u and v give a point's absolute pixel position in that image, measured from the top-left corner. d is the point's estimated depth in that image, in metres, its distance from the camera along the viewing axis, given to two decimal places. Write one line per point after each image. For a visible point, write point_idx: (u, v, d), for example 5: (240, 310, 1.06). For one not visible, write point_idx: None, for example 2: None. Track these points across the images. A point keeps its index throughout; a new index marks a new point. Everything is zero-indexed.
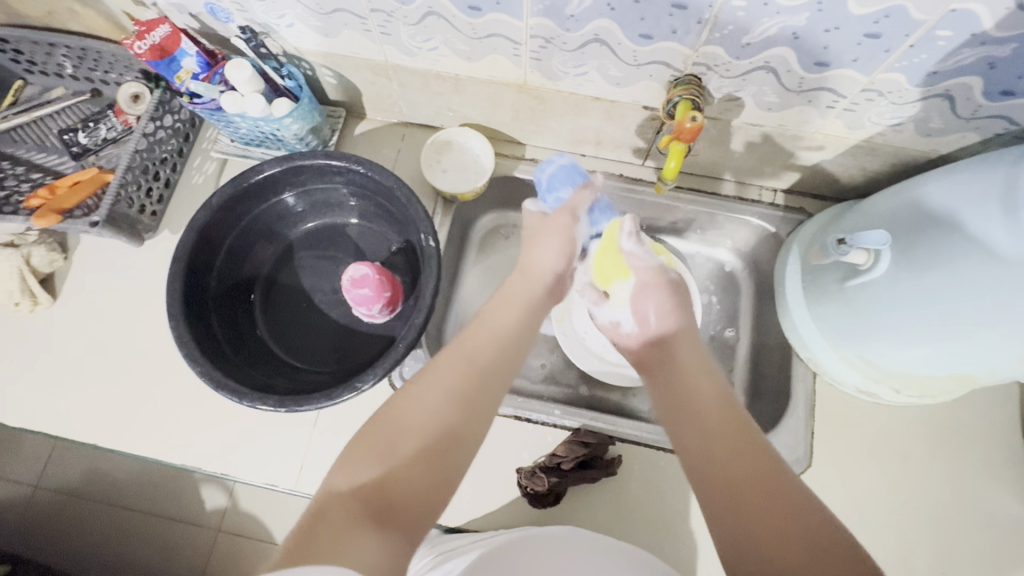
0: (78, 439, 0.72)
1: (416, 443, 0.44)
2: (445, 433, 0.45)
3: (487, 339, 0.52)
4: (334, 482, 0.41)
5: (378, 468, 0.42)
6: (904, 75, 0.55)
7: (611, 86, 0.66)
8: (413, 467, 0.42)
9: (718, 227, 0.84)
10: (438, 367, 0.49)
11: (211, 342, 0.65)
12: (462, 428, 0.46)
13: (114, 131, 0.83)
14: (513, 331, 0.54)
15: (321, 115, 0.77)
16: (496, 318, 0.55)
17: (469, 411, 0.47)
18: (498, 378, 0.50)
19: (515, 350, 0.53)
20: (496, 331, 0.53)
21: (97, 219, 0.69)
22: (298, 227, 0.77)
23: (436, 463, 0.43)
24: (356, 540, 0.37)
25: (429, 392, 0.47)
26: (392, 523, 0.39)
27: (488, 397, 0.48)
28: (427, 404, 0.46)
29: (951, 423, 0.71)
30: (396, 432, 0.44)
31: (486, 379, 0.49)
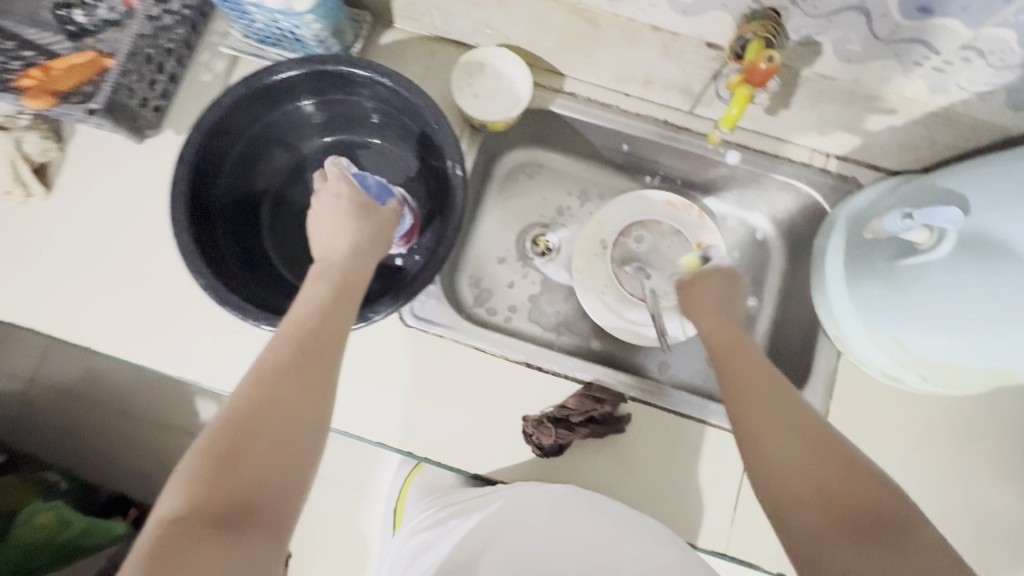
0: (72, 340, 0.69)
1: (232, 441, 0.41)
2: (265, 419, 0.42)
3: (302, 323, 0.48)
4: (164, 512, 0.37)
5: (194, 479, 0.39)
6: (1016, 33, 0.48)
7: (676, 15, 0.59)
8: (230, 468, 0.40)
9: (759, 190, 0.79)
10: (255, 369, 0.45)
11: (217, 256, 0.61)
12: (276, 413, 0.43)
13: (114, 12, 0.74)
14: (318, 314, 0.49)
15: (344, 17, 0.69)
16: (300, 298, 0.50)
17: (287, 396, 0.44)
18: (316, 361, 0.46)
19: (333, 311, 0.50)
20: (301, 313, 0.49)
21: (95, 107, 0.63)
22: (313, 142, 0.72)
23: (270, 452, 0.41)
24: (199, 546, 0.36)
25: (255, 384, 0.44)
26: (234, 514, 0.38)
27: (306, 385, 0.45)
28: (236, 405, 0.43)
29: (970, 417, 0.70)
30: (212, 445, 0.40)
31: (295, 368, 0.45)
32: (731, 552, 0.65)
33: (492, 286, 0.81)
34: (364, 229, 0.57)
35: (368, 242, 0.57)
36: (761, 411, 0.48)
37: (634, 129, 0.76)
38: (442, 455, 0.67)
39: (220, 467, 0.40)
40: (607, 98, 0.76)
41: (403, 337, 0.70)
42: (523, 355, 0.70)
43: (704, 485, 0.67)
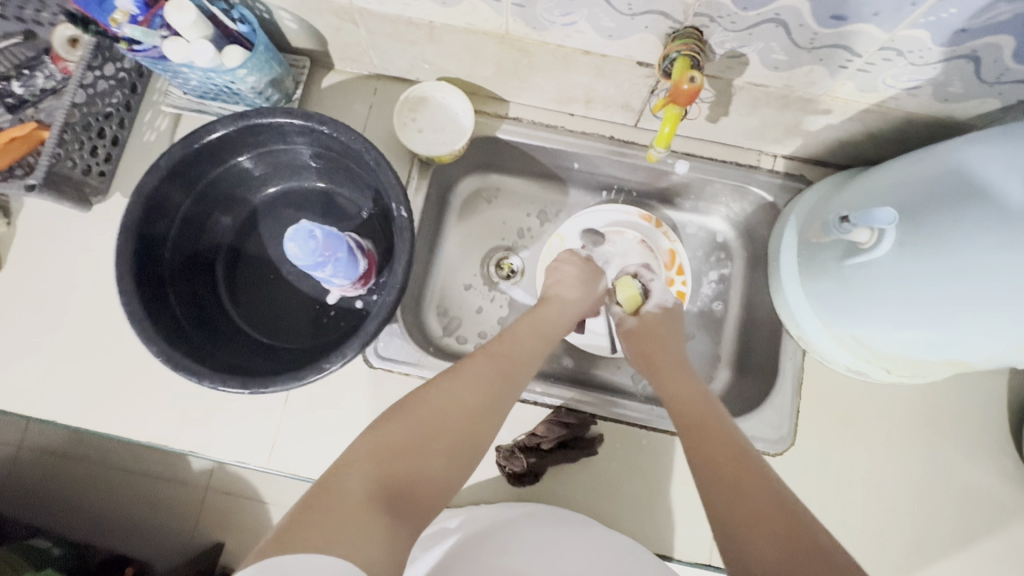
0: (36, 417, 0.68)
1: (395, 418, 0.47)
2: (465, 422, 0.49)
3: (513, 346, 0.59)
4: (358, 445, 0.45)
5: (411, 432, 0.46)
6: (929, 32, 0.49)
7: (603, 39, 0.59)
8: (445, 438, 0.47)
9: (712, 195, 0.79)
10: (466, 369, 0.54)
11: (170, 320, 0.61)
12: (477, 420, 0.50)
13: (52, 80, 0.75)
14: (530, 347, 0.61)
15: (281, 66, 0.69)
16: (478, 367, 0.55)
17: (489, 403, 0.52)
18: (517, 379, 0.56)
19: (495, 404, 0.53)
20: (519, 339, 0.61)
21: (33, 182, 0.62)
22: (262, 192, 0.72)
23: (460, 453, 0.48)
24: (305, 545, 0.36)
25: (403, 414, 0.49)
26: (402, 499, 0.42)
27: (504, 402, 0.54)
28: (453, 395, 0.50)
29: (940, 402, 0.70)
30: (420, 414, 0.48)
31: (508, 386, 0.55)
32: (715, 562, 0.65)
33: (460, 313, 0.81)
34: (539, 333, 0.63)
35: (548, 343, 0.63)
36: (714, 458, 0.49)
37: (584, 148, 0.76)
38: None
39: (437, 436, 0.47)
40: (553, 120, 0.77)
41: (369, 378, 0.70)
42: None
43: (682, 497, 0.67)
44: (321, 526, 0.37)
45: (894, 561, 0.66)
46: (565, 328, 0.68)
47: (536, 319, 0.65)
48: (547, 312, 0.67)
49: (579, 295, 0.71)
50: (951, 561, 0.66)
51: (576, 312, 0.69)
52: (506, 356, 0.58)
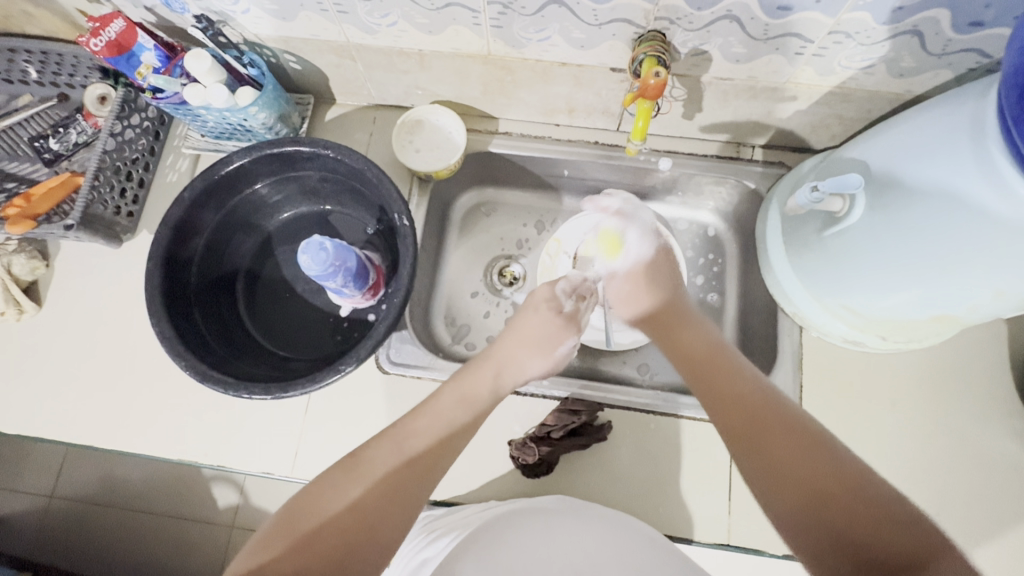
0: (77, 444, 0.72)
1: (283, 523, 0.46)
2: (354, 525, 0.46)
3: (422, 432, 0.53)
4: (244, 553, 0.45)
5: (292, 542, 0.45)
6: (870, 12, 0.53)
7: (576, 50, 0.65)
8: (326, 545, 0.45)
9: (698, 189, 0.83)
10: (366, 459, 0.50)
11: (197, 337, 0.65)
12: (369, 521, 0.47)
13: (84, 135, 0.82)
14: (444, 431, 0.54)
15: (287, 103, 0.76)
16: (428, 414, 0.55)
17: (383, 504, 0.48)
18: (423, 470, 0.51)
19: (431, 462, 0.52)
20: (431, 423, 0.54)
21: (71, 223, 0.69)
22: (276, 218, 0.77)
23: (348, 556, 0.45)
24: None
25: (334, 486, 0.48)
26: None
27: (410, 491, 0.49)
28: (343, 493, 0.48)
29: (942, 368, 0.71)
30: (304, 518, 0.46)
31: (410, 480, 0.50)
32: (735, 542, 0.65)
33: (468, 320, 0.85)
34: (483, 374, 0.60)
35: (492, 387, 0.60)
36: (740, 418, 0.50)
37: (572, 154, 0.81)
38: (438, 493, 0.69)
39: (321, 543, 0.45)
40: (540, 131, 0.82)
41: (384, 384, 0.73)
42: None
43: (694, 480, 0.68)
44: None
45: None
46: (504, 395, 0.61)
47: (458, 395, 0.57)
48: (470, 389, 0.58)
49: (526, 358, 0.64)
50: (974, 526, 0.66)
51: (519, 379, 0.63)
52: (412, 445, 0.52)
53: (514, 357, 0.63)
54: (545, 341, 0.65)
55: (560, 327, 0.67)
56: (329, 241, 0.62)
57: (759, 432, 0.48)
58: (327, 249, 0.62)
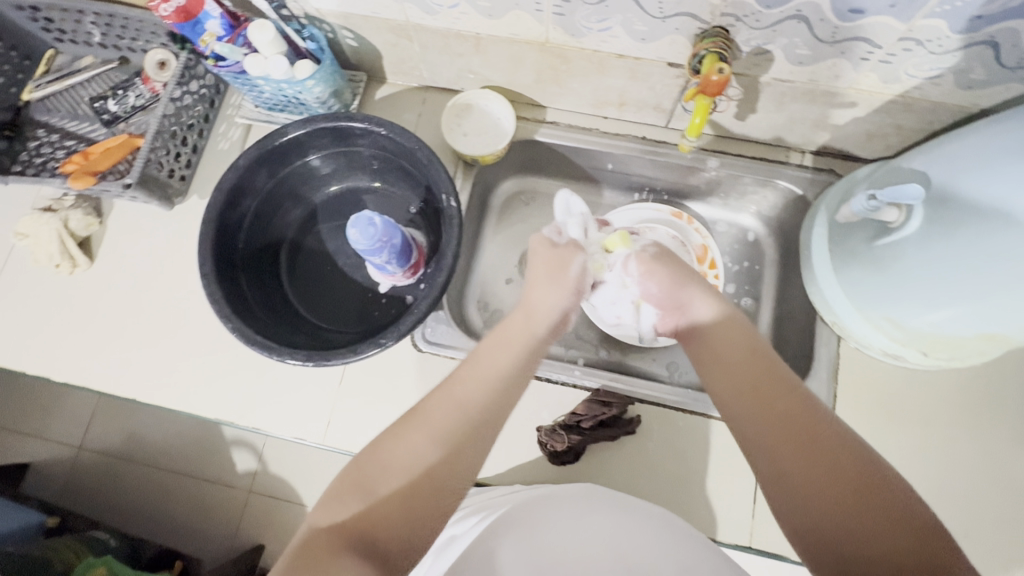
0: (119, 396, 0.75)
1: (352, 480, 0.47)
2: (427, 477, 0.47)
3: (478, 385, 0.52)
4: (317, 509, 0.46)
5: (367, 497, 0.46)
6: (946, 21, 0.52)
7: (636, 42, 0.64)
8: (401, 493, 0.46)
9: (742, 191, 0.82)
10: (425, 413, 0.50)
11: (242, 301, 0.67)
12: (445, 471, 0.47)
13: (142, 98, 0.84)
14: (496, 379, 0.53)
15: (341, 79, 0.77)
16: (476, 364, 0.54)
17: (455, 454, 0.48)
18: (486, 420, 0.51)
19: (494, 406, 0.52)
20: (480, 377, 0.53)
21: (130, 181, 0.71)
22: (322, 191, 0.79)
23: (425, 501, 0.46)
24: (327, 569, 0.41)
25: (403, 438, 0.49)
26: (364, 556, 0.43)
27: (475, 445, 0.49)
28: (411, 447, 0.48)
29: (983, 389, 0.70)
30: (375, 470, 0.47)
31: (474, 430, 0.50)
32: (756, 545, 0.66)
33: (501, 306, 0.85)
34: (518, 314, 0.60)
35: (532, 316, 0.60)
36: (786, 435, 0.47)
37: (617, 148, 0.81)
38: None
39: (398, 493, 0.46)
40: (587, 123, 0.82)
41: (417, 362, 0.74)
42: None
43: (720, 480, 0.68)
44: None
45: None
46: (544, 339, 0.59)
47: (498, 343, 0.57)
48: (518, 330, 0.58)
49: (546, 291, 0.61)
50: (1003, 550, 0.65)
51: (553, 309, 0.61)
52: (466, 397, 0.51)
53: (534, 295, 0.61)
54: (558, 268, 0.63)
55: (554, 257, 0.63)
56: (379, 216, 0.63)
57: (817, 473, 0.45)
58: (377, 225, 0.63)
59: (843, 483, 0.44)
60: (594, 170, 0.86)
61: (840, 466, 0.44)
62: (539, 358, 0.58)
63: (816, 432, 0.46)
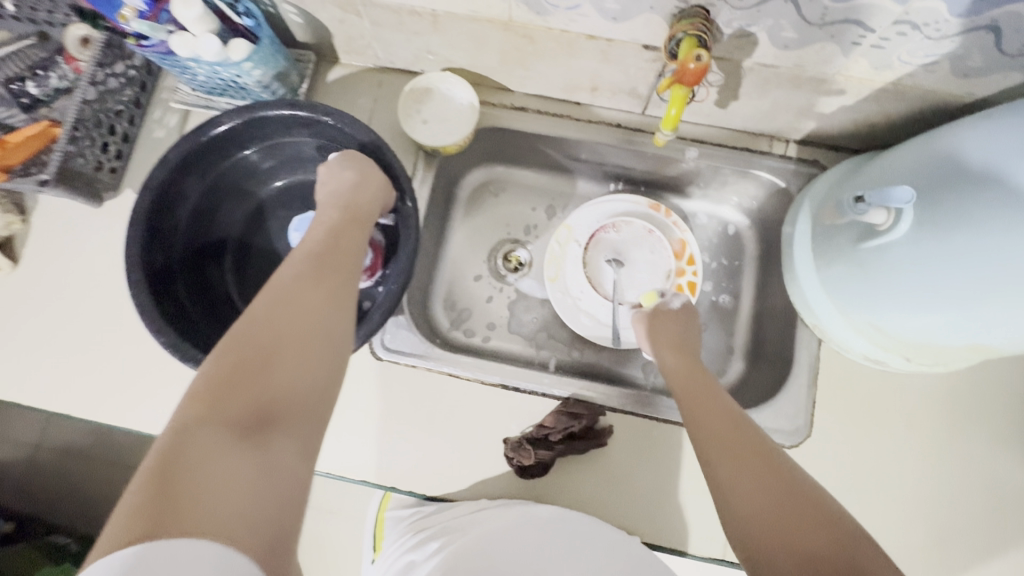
0: (51, 411, 0.69)
1: (213, 372, 0.39)
2: (301, 343, 0.43)
3: (315, 253, 0.50)
4: (179, 411, 0.37)
5: (240, 382, 0.39)
6: (946, 2, 0.47)
7: (607, 22, 0.58)
8: (283, 366, 0.41)
9: (723, 183, 0.78)
10: (279, 290, 0.45)
11: (178, 312, 0.61)
12: (316, 331, 0.44)
13: (65, 80, 0.76)
14: (334, 244, 0.52)
15: (286, 60, 0.70)
16: (312, 242, 0.52)
17: (319, 312, 0.46)
18: (327, 273, 0.49)
19: (346, 266, 0.51)
20: (323, 247, 0.51)
21: (46, 178, 0.65)
22: (268, 186, 0.72)
23: (308, 364, 0.43)
24: (222, 460, 0.35)
25: (263, 315, 0.43)
26: (268, 438, 0.38)
27: (337, 300, 0.47)
28: (271, 320, 0.43)
29: (963, 392, 0.68)
30: (240, 353, 0.41)
31: (333, 289, 0.48)
32: (730, 557, 0.63)
33: (469, 304, 0.80)
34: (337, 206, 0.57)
35: (356, 205, 0.57)
36: (741, 450, 0.50)
37: (590, 137, 0.75)
38: (426, 486, 0.66)
39: (273, 367, 0.41)
40: (559, 109, 0.76)
41: (377, 371, 0.69)
42: (497, 378, 0.68)
43: (693, 491, 0.65)
44: (184, 498, 0.32)
45: (917, 554, 0.64)
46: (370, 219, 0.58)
47: (335, 221, 0.55)
48: (329, 222, 0.55)
49: (342, 182, 0.58)
50: (977, 557, 0.64)
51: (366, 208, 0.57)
52: (313, 264, 0.49)
53: (337, 190, 0.58)
54: (358, 174, 0.59)
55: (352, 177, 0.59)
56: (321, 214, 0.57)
57: (757, 482, 0.46)
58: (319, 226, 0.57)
59: (785, 506, 0.44)
60: (566, 159, 0.80)
61: (782, 491, 0.45)
62: (367, 225, 0.57)
63: (767, 457, 0.49)
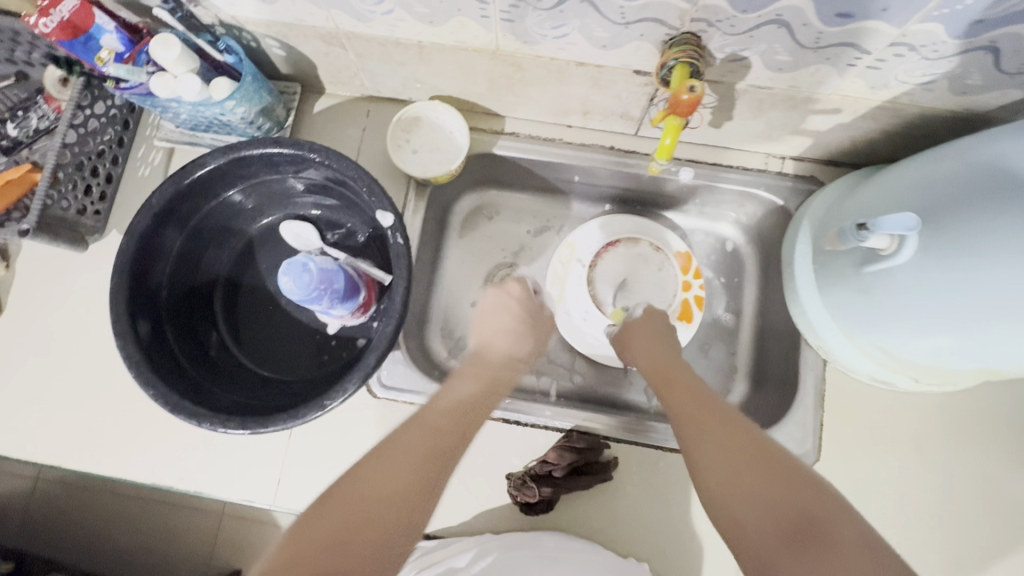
0: (41, 463, 0.67)
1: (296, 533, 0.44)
2: (371, 523, 0.45)
3: (435, 420, 0.54)
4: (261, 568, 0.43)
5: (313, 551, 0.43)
6: (943, 24, 0.46)
7: (597, 49, 0.57)
8: (351, 540, 0.44)
9: (720, 201, 0.76)
10: (379, 460, 0.50)
11: (169, 361, 0.60)
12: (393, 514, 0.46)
13: (46, 120, 0.73)
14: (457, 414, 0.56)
15: (270, 94, 0.68)
16: (441, 399, 0.57)
17: (406, 496, 0.47)
18: (441, 455, 0.51)
19: (459, 434, 0.54)
20: (442, 414, 0.55)
21: (26, 227, 0.62)
22: (256, 222, 0.70)
23: (376, 550, 0.44)
24: None
25: (355, 480, 0.48)
26: None
27: (430, 486, 0.49)
28: (359, 488, 0.47)
29: (972, 409, 0.67)
30: (318, 521, 0.45)
31: (427, 471, 0.50)
32: None
33: (467, 332, 0.79)
34: (470, 377, 0.61)
35: (520, 354, 0.68)
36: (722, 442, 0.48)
37: (584, 160, 0.74)
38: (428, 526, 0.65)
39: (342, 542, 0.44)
40: (550, 133, 0.74)
41: (374, 409, 0.68)
42: (498, 412, 0.67)
43: (702, 521, 0.64)
44: None
45: None
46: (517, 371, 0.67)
47: (474, 380, 0.61)
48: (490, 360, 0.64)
49: (495, 340, 0.67)
50: None
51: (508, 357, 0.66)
52: (426, 432, 0.53)
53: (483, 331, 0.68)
54: (506, 322, 0.69)
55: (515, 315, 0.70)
56: (313, 259, 0.56)
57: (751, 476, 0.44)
58: (311, 271, 0.55)
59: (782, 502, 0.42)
60: (560, 181, 0.79)
61: (772, 482, 0.44)
62: (503, 390, 0.63)
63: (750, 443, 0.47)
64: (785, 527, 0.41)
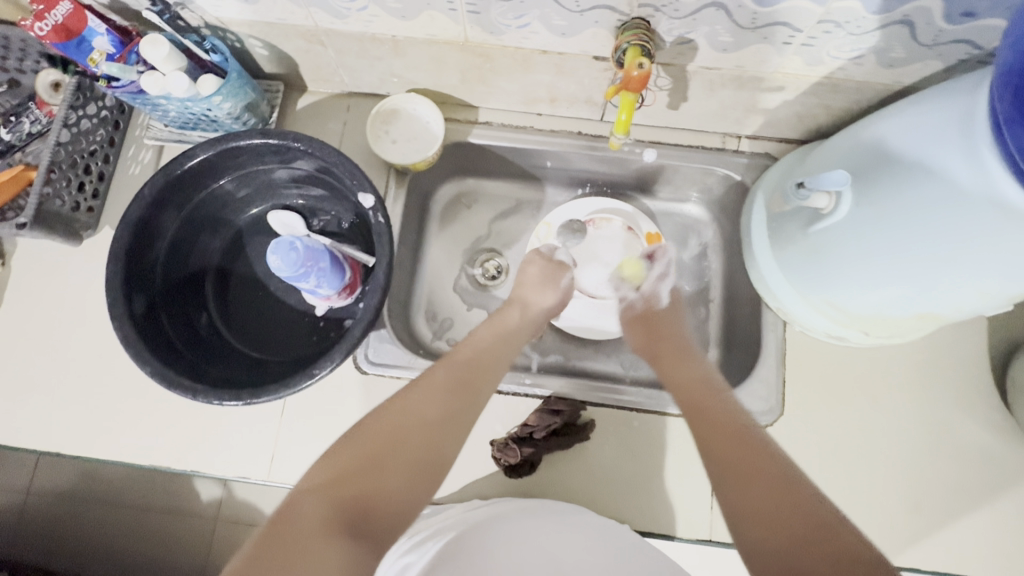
0: (40, 450, 0.70)
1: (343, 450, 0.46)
2: (418, 446, 0.48)
3: (469, 358, 0.57)
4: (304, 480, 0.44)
5: (358, 462, 0.45)
6: (861, 1, 0.51)
7: (557, 37, 0.62)
8: (396, 462, 0.46)
9: (683, 180, 0.81)
10: (415, 391, 0.52)
11: (164, 342, 0.63)
12: (435, 438, 0.49)
13: (38, 125, 0.77)
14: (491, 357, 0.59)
15: (255, 91, 0.72)
16: (473, 344, 0.60)
17: (444, 427, 0.50)
18: (465, 391, 0.54)
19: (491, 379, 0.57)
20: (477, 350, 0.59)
21: (24, 221, 0.65)
22: (245, 213, 0.74)
23: (419, 469, 0.47)
24: (320, 543, 0.39)
25: (393, 407, 0.50)
26: (361, 536, 0.41)
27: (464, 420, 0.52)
28: (402, 412, 0.49)
29: (924, 362, 0.71)
30: (363, 439, 0.47)
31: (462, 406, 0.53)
32: (716, 538, 0.66)
33: (450, 314, 0.83)
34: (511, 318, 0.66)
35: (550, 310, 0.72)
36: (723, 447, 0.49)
37: (555, 145, 0.78)
38: None
39: (388, 461, 0.46)
40: (521, 121, 0.79)
41: (362, 385, 0.71)
42: None
43: (677, 476, 0.68)
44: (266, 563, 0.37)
45: (893, 520, 0.67)
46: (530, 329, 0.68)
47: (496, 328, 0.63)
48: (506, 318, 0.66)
49: (538, 293, 0.71)
50: (950, 517, 0.67)
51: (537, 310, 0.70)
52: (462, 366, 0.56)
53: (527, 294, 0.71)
54: (547, 277, 0.73)
55: (553, 267, 0.75)
56: (300, 240, 0.60)
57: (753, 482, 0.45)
58: (298, 250, 0.59)
59: (782, 510, 0.43)
60: (533, 167, 0.84)
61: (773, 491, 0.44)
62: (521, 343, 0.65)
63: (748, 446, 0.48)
64: (786, 527, 0.42)
